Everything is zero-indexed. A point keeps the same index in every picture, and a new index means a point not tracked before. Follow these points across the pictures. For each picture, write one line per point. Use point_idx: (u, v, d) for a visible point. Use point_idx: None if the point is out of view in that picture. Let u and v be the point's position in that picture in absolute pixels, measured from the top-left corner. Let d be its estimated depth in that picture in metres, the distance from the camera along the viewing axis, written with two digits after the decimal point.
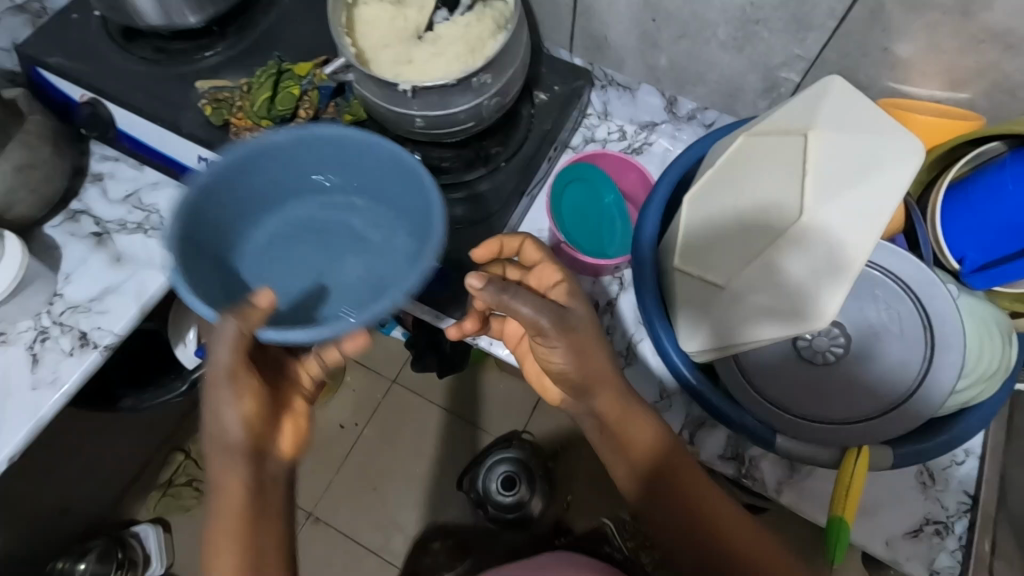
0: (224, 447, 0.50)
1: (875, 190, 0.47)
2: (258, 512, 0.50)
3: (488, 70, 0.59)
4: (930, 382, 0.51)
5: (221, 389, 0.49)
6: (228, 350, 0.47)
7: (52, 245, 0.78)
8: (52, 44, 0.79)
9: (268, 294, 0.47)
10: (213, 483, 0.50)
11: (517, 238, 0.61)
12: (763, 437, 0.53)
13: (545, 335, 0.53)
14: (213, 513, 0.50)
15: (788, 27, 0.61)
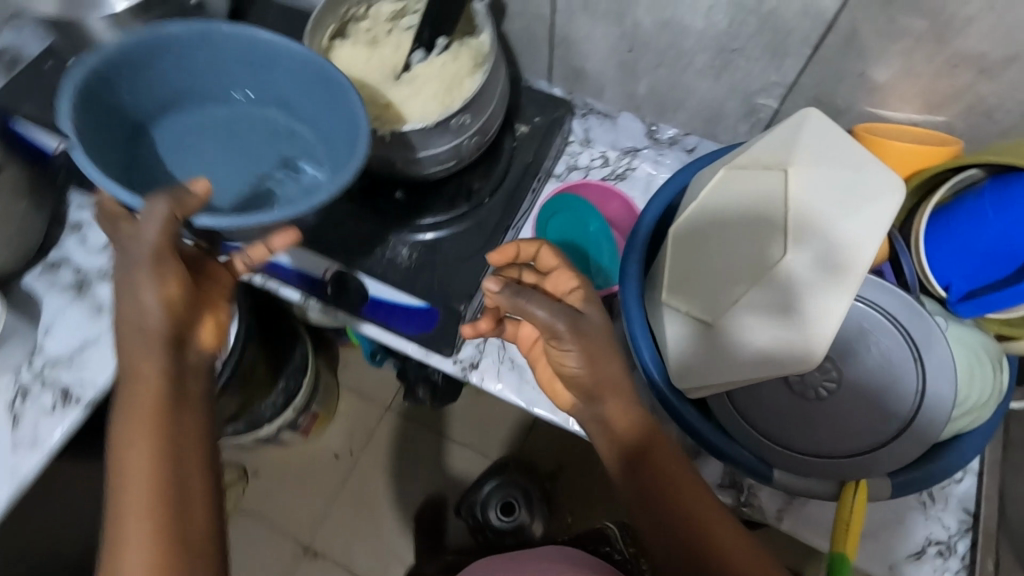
0: (141, 331, 0.49)
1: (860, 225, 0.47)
2: (176, 408, 0.49)
3: (466, 110, 0.58)
4: (925, 414, 0.50)
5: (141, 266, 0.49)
6: (155, 227, 0.48)
7: (32, 297, 0.77)
8: (24, 92, 0.78)
9: (206, 183, 0.50)
10: (128, 369, 0.49)
11: (532, 244, 0.63)
12: (759, 472, 0.52)
13: (560, 339, 0.56)
14: (127, 401, 0.48)
15: (765, 55, 0.61)
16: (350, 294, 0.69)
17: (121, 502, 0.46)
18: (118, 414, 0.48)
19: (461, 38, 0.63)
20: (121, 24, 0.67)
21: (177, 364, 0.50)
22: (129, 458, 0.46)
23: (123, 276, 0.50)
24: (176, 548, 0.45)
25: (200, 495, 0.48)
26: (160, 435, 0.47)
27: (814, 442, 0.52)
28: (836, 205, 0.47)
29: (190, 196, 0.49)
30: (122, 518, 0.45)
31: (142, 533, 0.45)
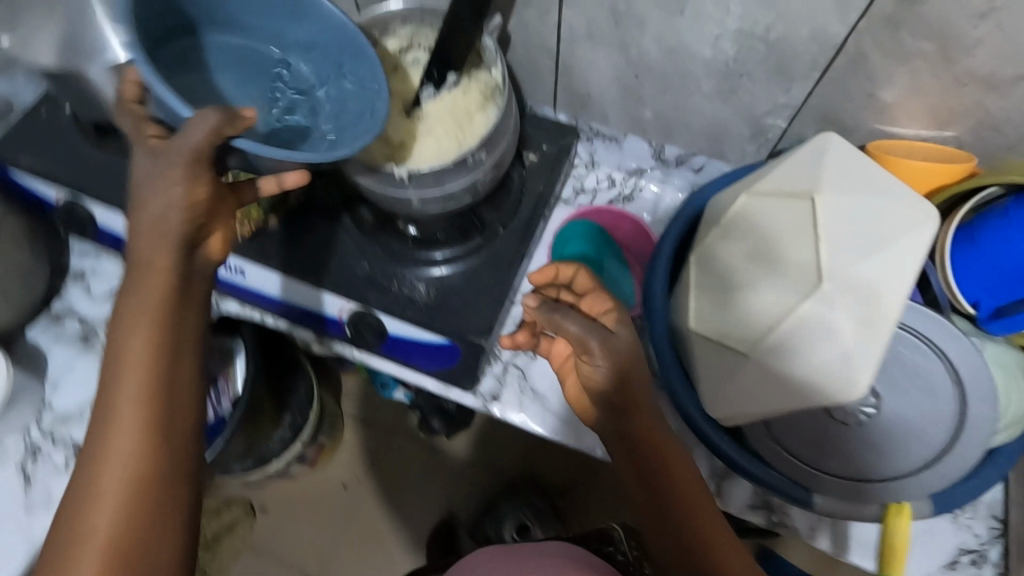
0: (155, 227, 0.47)
1: (893, 260, 0.45)
2: (178, 320, 0.47)
3: (483, 147, 0.59)
4: (965, 437, 0.51)
5: (171, 164, 0.47)
6: (201, 133, 0.47)
7: (37, 351, 0.75)
8: (22, 144, 0.75)
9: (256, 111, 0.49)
10: (136, 260, 0.47)
11: (572, 267, 0.61)
12: (800, 497, 0.52)
13: (591, 353, 0.56)
14: (132, 293, 0.47)
15: (772, 79, 0.61)
16: (366, 333, 0.69)
17: (109, 401, 0.45)
18: (121, 304, 0.47)
19: (470, 72, 0.64)
20: None
21: (186, 266, 0.48)
22: (126, 359, 0.45)
23: (147, 164, 0.48)
24: (158, 459, 0.45)
25: (184, 414, 0.47)
26: (158, 346, 0.46)
27: (857, 467, 0.52)
28: (869, 233, 0.46)
29: (241, 118, 0.48)
30: (109, 419, 0.45)
31: (126, 438, 0.44)
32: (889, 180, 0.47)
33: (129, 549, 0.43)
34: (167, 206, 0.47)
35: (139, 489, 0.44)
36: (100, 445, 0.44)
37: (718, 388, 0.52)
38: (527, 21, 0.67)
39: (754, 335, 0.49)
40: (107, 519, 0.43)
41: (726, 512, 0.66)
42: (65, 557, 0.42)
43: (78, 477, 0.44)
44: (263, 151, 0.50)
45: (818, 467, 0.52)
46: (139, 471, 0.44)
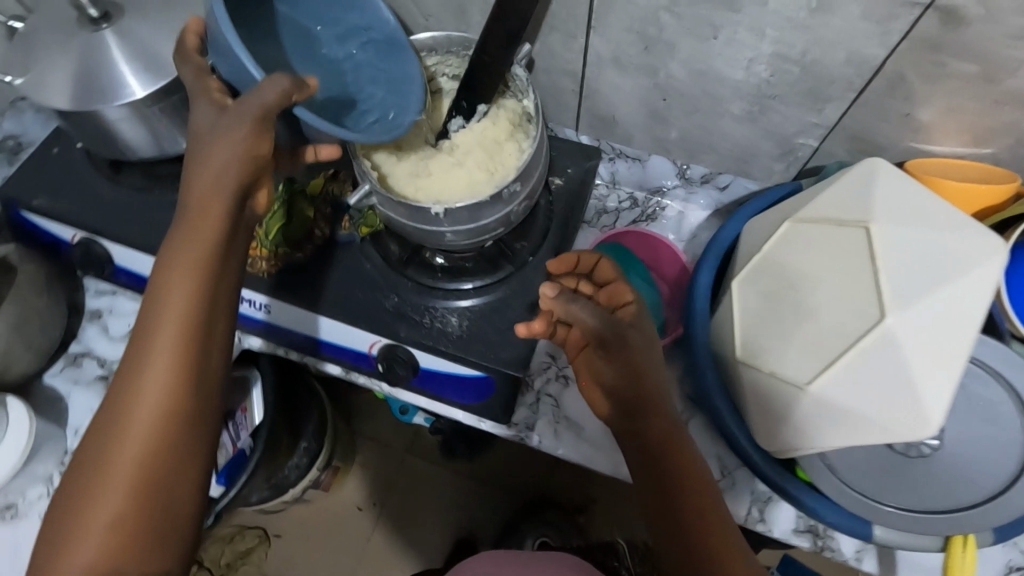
0: (215, 168, 0.47)
1: (960, 293, 0.44)
2: (224, 267, 0.46)
3: (518, 179, 0.57)
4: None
5: (239, 115, 0.47)
6: (266, 96, 0.47)
7: (56, 396, 0.74)
8: (35, 183, 0.74)
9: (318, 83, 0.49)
10: (193, 200, 0.47)
11: (594, 255, 0.62)
12: (860, 531, 0.51)
13: (608, 349, 0.58)
14: (186, 230, 0.46)
15: (805, 100, 0.60)
16: (398, 369, 0.67)
17: (149, 330, 0.44)
18: (170, 243, 0.46)
19: (498, 102, 0.63)
20: (139, 111, 0.64)
21: (239, 213, 0.48)
22: (169, 298, 0.44)
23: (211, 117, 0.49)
24: (187, 405, 0.43)
25: (216, 366, 0.46)
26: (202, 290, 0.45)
27: (920, 498, 0.50)
28: (929, 264, 0.45)
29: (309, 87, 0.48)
30: (142, 360, 0.43)
31: (156, 380, 0.43)
32: (947, 212, 0.46)
33: (149, 496, 0.41)
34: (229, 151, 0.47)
35: (162, 437, 0.42)
36: (130, 385, 0.43)
37: (775, 421, 0.50)
38: (551, 46, 0.66)
39: (811, 367, 0.47)
40: (131, 461, 0.41)
41: (771, 538, 0.65)
42: (82, 498, 0.41)
43: (101, 416, 0.43)
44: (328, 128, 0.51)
45: (879, 499, 0.50)
46: (165, 417, 0.42)
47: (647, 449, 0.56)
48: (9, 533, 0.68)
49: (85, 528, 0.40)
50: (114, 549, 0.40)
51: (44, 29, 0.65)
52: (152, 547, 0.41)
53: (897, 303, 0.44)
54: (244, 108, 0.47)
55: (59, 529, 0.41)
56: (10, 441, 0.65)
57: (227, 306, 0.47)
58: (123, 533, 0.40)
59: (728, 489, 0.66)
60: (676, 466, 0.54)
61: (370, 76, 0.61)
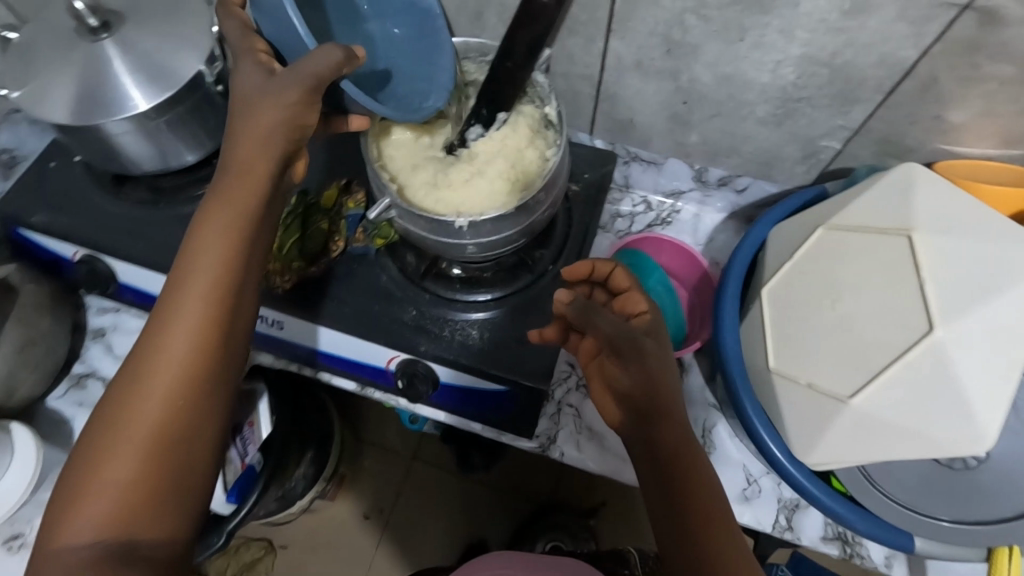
0: (259, 131, 0.46)
1: (1009, 304, 0.43)
2: (257, 236, 0.46)
3: (543, 189, 0.56)
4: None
5: (288, 80, 0.46)
6: (314, 64, 0.46)
7: (61, 419, 0.71)
8: (35, 198, 0.71)
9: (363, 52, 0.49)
10: (230, 163, 0.46)
11: (609, 262, 0.58)
12: (900, 543, 0.50)
13: (620, 355, 0.52)
14: (222, 192, 0.46)
15: (833, 102, 0.60)
16: (418, 385, 0.65)
17: (176, 291, 0.44)
18: (207, 204, 0.46)
19: (516, 108, 0.61)
20: (146, 124, 0.62)
21: (277, 182, 0.48)
22: (200, 263, 0.44)
23: (255, 76, 0.47)
24: (207, 372, 0.43)
25: (240, 336, 0.46)
26: (234, 258, 0.45)
27: (962, 508, 0.50)
28: (976, 277, 0.44)
29: (359, 61, 0.48)
30: (167, 323, 0.43)
31: (179, 344, 0.43)
32: (992, 219, 0.46)
33: (166, 458, 0.41)
34: (275, 116, 0.46)
35: (181, 402, 0.42)
36: (153, 347, 0.43)
37: (814, 432, 0.49)
38: (571, 50, 0.65)
39: (852, 378, 0.46)
40: (149, 423, 0.41)
41: (800, 546, 0.64)
42: (97, 453, 0.41)
43: (123, 373, 0.43)
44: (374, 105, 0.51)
45: (918, 509, 0.50)
46: (186, 382, 0.42)
47: (657, 457, 0.51)
48: (15, 565, 0.65)
49: (97, 484, 0.40)
50: (126, 508, 0.40)
51: (48, 39, 0.63)
52: (162, 510, 0.41)
53: (945, 316, 0.44)
54: (293, 73, 0.46)
55: (71, 482, 0.41)
56: (14, 478, 0.62)
57: (257, 277, 0.47)
58: (136, 493, 0.40)
59: (755, 496, 0.65)
60: (684, 475, 0.50)
61: (400, 49, 0.59)
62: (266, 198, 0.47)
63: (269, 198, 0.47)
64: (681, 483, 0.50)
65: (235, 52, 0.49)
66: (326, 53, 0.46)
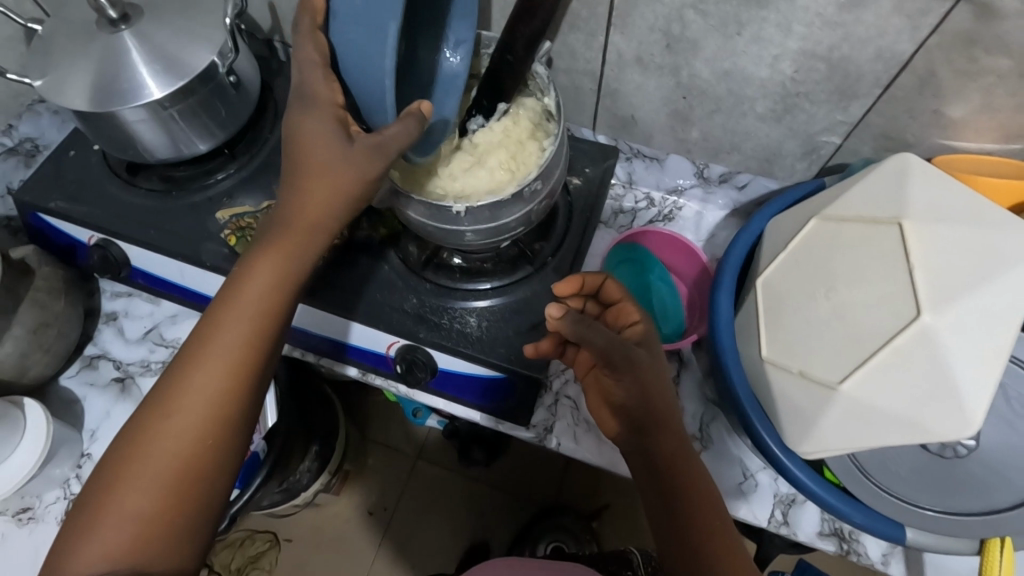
0: (313, 190, 0.49)
1: (1001, 288, 0.42)
2: (291, 290, 0.51)
3: (539, 177, 0.57)
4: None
5: (362, 149, 0.48)
6: (395, 140, 0.47)
7: (72, 399, 0.73)
8: (53, 186, 0.74)
9: (430, 106, 0.49)
10: (281, 217, 0.51)
11: (598, 275, 0.58)
12: (892, 533, 0.50)
13: (614, 368, 0.54)
14: (265, 241, 0.50)
15: (831, 98, 0.60)
16: (417, 372, 0.67)
17: (210, 332, 0.48)
18: (252, 251, 0.50)
19: (517, 101, 0.63)
20: (158, 113, 0.64)
21: (318, 235, 0.51)
22: (238, 311, 0.49)
23: (335, 136, 0.48)
24: (232, 409, 0.48)
25: (261, 381, 0.50)
26: (270, 311, 0.50)
27: (954, 500, 0.49)
28: (969, 262, 0.44)
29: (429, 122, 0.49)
30: (198, 363, 0.47)
31: (208, 387, 0.47)
32: (987, 207, 0.45)
33: (183, 489, 0.46)
34: (337, 180, 0.49)
35: (207, 435, 0.47)
36: (182, 385, 0.47)
37: (804, 421, 0.49)
38: (573, 46, 0.66)
39: (842, 367, 0.47)
40: (172, 455, 0.46)
41: (795, 541, 0.64)
42: (119, 476, 0.45)
43: (151, 401, 0.48)
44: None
45: (909, 500, 0.49)
46: (211, 422, 0.47)
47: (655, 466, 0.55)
48: (25, 537, 0.67)
49: (120, 500, 0.45)
50: (141, 525, 0.44)
51: (69, 32, 0.65)
52: (172, 539, 0.45)
53: (934, 301, 0.43)
54: (378, 146, 0.48)
55: (94, 498, 0.45)
56: (24, 454, 0.64)
57: (285, 322, 0.51)
58: (153, 521, 0.44)
59: (751, 491, 0.66)
60: (691, 499, 0.53)
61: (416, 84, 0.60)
62: (303, 252, 0.51)
63: (304, 253, 0.51)
64: (683, 510, 0.53)
65: (315, 99, 0.49)
66: (410, 127, 0.47)
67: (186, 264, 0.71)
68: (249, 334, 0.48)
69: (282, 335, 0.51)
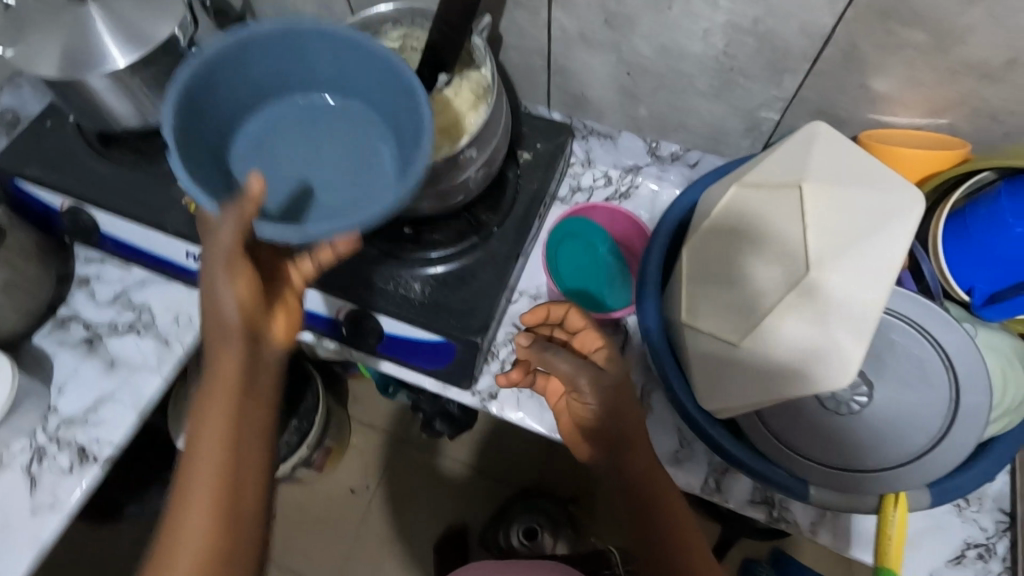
0: (218, 318, 0.49)
1: (880, 242, 0.46)
2: (251, 406, 0.49)
3: (474, 145, 0.59)
4: (960, 424, 0.51)
5: (220, 265, 0.47)
6: (238, 234, 0.46)
7: (43, 356, 0.76)
8: (30, 154, 0.77)
9: (260, 181, 0.46)
10: (212, 348, 0.49)
11: (563, 305, 0.64)
12: (797, 490, 0.53)
13: (582, 394, 0.59)
14: (211, 371, 0.49)
15: (764, 72, 0.61)
16: (366, 336, 0.71)
17: (188, 470, 0.47)
18: (202, 386, 0.49)
19: (461, 72, 0.64)
20: (121, 81, 0.67)
21: (253, 351, 0.50)
22: (204, 441, 0.47)
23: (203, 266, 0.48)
24: (228, 535, 0.47)
25: (255, 497, 0.49)
26: (236, 434, 0.48)
27: (849, 456, 0.52)
28: (853, 221, 0.46)
29: (252, 201, 0.46)
30: (184, 502, 0.47)
31: (198, 524, 0.46)
32: (880, 168, 0.48)
33: None
34: (225, 305, 0.48)
35: (212, 569, 0.46)
36: (175, 526, 0.46)
37: (710, 380, 0.52)
38: (519, 23, 0.68)
39: (742, 326, 0.49)
40: None
41: (726, 509, 0.66)
42: None
43: (156, 551, 0.47)
44: (289, 237, 0.48)
45: (813, 457, 0.53)
46: (211, 555, 0.46)
47: (628, 484, 0.59)
48: None
49: None
50: None
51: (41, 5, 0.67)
52: None
53: (822, 259, 0.46)
54: (227, 257, 0.47)
55: None
56: None
57: (258, 434, 0.50)
58: None
59: (686, 460, 0.67)
60: (666, 523, 0.58)
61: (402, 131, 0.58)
62: (249, 367, 0.49)
63: (251, 369, 0.50)
64: (659, 521, 0.58)
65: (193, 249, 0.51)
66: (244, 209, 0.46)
67: (156, 234, 0.74)
68: (223, 460, 0.47)
69: (260, 437, 0.50)
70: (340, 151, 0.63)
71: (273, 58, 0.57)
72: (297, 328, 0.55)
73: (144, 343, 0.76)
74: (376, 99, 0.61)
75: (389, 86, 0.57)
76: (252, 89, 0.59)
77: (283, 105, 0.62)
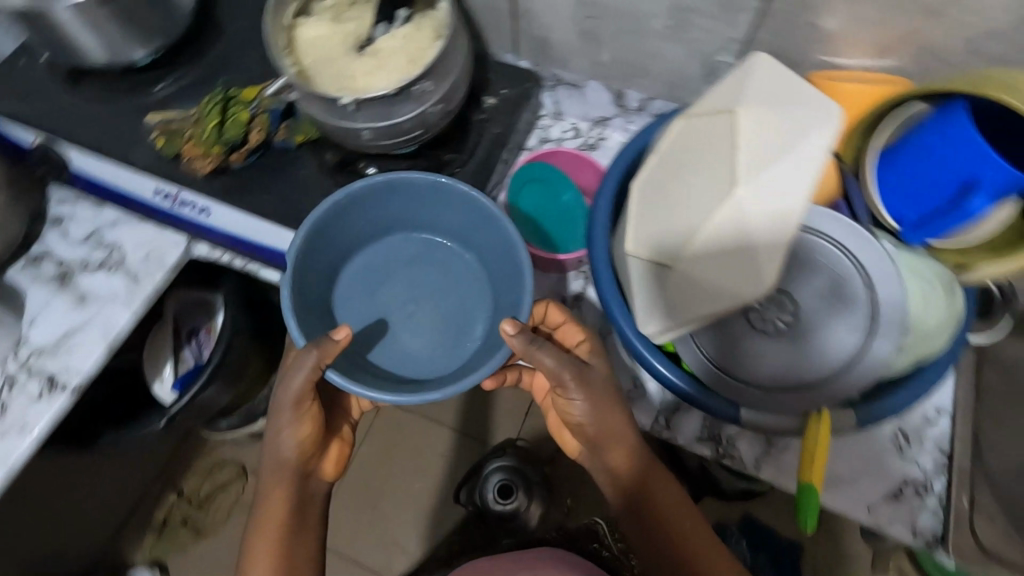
0: (278, 454, 0.61)
1: (799, 157, 0.48)
2: (297, 524, 0.62)
3: (427, 77, 0.60)
4: (875, 345, 0.55)
5: (287, 409, 0.59)
6: (306, 384, 0.57)
7: (15, 291, 0.77)
8: (3, 91, 0.79)
9: (346, 330, 0.56)
10: (269, 474, 0.62)
11: (540, 305, 0.65)
12: (728, 414, 0.56)
13: (567, 390, 0.59)
14: (267, 493, 0.62)
15: (719, 12, 0.62)
16: None
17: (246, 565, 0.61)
18: (259, 502, 0.62)
19: (421, 11, 0.66)
20: (87, 13, 0.67)
21: (304, 480, 0.63)
22: (258, 549, 0.60)
23: (275, 412, 0.60)
24: None
25: None
26: (285, 546, 0.61)
27: (774, 377, 0.57)
28: (775, 142, 0.48)
29: (326, 354, 0.56)
30: None
31: None
32: (807, 91, 0.49)
33: None
34: (287, 445, 0.61)
35: None
36: None
37: (653, 302, 0.54)
38: None
39: (678, 247, 0.52)
40: None
41: (675, 444, 0.67)
42: None
43: None
44: (347, 386, 0.56)
45: (745, 380, 0.57)
46: None
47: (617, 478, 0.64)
48: None
49: None
50: None
51: None
52: None
53: (746, 174, 0.48)
54: (293, 401, 0.59)
55: None
56: None
57: (301, 545, 0.62)
58: None
59: (638, 398, 0.69)
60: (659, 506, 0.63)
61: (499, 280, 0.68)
62: (300, 498, 0.62)
63: (300, 500, 0.63)
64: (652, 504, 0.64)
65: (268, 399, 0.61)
66: (327, 349, 0.56)
67: (125, 170, 0.76)
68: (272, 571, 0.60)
69: (305, 551, 0.63)
70: (431, 291, 0.71)
71: (390, 202, 0.68)
72: (346, 456, 0.68)
73: (115, 279, 0.77)
74: (473, 244, 0.70)
75: (491, 237, 0.66)
76: (365, 227, 0.69)
77: (385, 243, 0.72)
